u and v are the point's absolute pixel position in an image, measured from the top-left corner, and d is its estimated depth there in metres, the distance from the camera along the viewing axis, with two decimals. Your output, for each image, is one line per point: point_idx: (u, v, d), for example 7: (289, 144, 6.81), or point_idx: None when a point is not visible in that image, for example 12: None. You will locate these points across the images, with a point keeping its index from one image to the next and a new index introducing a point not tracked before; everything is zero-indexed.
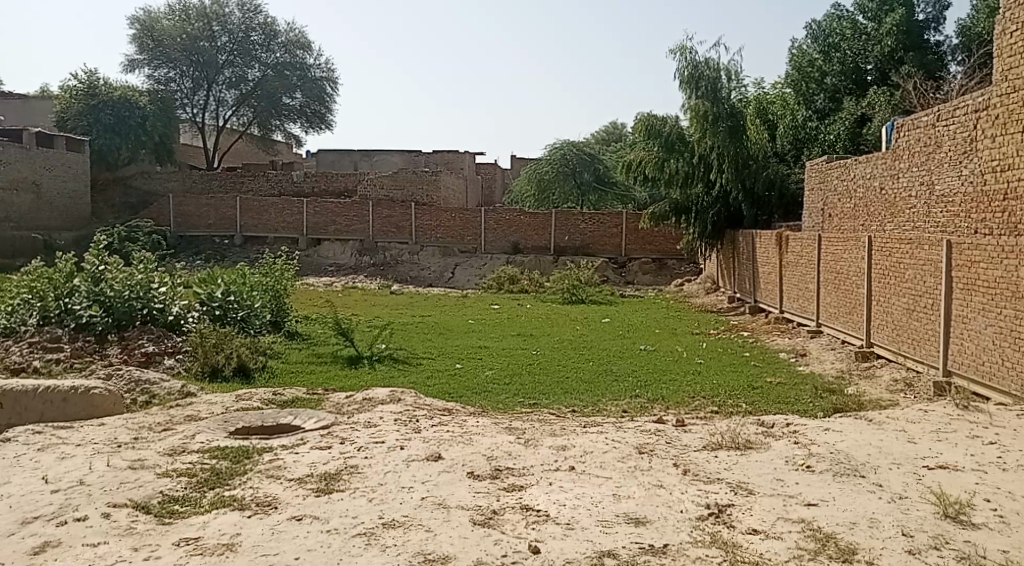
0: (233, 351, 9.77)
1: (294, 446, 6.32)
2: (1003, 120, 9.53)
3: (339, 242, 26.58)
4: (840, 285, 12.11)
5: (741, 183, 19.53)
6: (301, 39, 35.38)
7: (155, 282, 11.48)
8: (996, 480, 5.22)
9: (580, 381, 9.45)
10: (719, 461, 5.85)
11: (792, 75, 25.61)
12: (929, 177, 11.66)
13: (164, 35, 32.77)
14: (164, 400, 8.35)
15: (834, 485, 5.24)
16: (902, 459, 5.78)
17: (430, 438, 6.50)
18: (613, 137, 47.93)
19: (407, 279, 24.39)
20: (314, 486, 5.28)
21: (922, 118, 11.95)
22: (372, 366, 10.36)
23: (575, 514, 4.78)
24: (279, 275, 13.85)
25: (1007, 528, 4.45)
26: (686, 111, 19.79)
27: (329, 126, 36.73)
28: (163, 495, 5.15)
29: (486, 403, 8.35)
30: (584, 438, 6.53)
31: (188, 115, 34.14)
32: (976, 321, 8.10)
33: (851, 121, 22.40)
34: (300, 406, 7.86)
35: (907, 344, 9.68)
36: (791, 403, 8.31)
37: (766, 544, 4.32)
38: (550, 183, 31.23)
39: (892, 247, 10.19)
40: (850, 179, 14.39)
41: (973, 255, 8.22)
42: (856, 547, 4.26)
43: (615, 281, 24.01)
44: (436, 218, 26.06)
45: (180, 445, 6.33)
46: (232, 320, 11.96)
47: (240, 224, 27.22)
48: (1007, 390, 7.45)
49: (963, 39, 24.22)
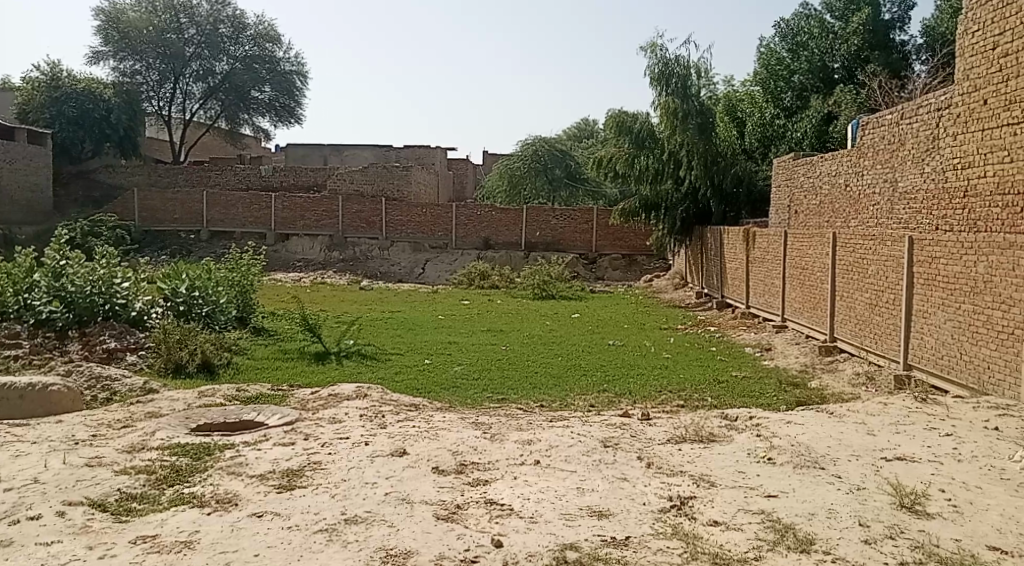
0: (197, 347, 9.65)
1: (256, 442, 6.24)
2: (964, 119, 9.69)
3: (308, 236, 26.32)
4: (804, 280, 12.29)
5: (710, 179, 19.67)
6: (270, 33, 34.92)
7: (118, 277, 11.23)
8: (951, 471, 5.32)
9: (549, 375, 9.48)
10: (682, 454, 5.89)
11: (760, 73, 25.78)
12: (892, 175, 11.86)
13: (130, 28, 32.01)
14: (124, 397, 8.19)
15: (794, 477, 5.30)
16: (861, 451, 5.87)
17: (395, 433, 6.46)
18: (585, 134, 47.84)
19: (376, 275, 24.29)
20: (275, 483, 5.22)
21: (886, 116, 12.16)
22: (339, 362, 10.27)
23: (539, 508, 4.78)
24: (246, 270, 13.65)
25: (960, 517, 4.55)
26: (657, 108, 19.84)
27: (297, 120, 36.50)
28: (121, 493, 5.05)
29: (455, 398, 8.33)
30: (550, 432, 6.54)
31: (154, 108, 33.37)
32: (936, 316, 8.26)
33: (817, 119, 22.60)
34: (265, 402, 7.77)
35: (869, 338, 9.85)
36: (756, 396, 8.40)
37: (726, 535, 4.37)
38: (523, 179, 31.27)
39: (856, 243, 10.34)
40: (816, 176, 14.61)
41: (933, 252, 8.40)
42: (814, 537, 4.31)
43: (585, 277, 24.25)
44: (406, 213, 25.87)
45: (140, 442, 6.22)
46: (196, 316, 11.80)
47: (207, 219, 26.76)
48: (965, 383, 7.65)
49: (927, 39, 24.57)
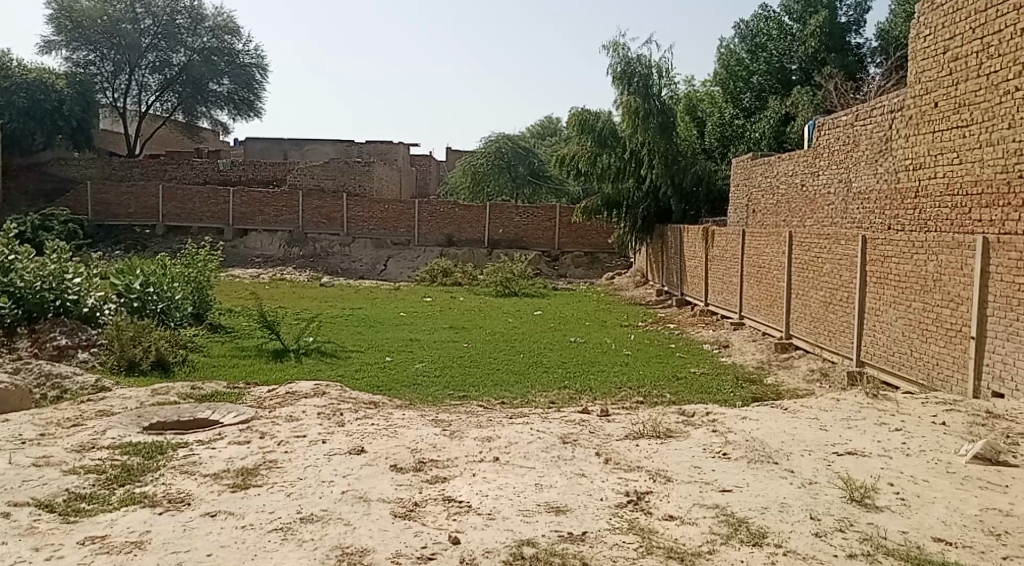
0: (151, 344, 9.45)
1: (211, 441, 6.14)
2: (915, 121, 9.93)
3: (268, 232, 25.97)
4: (762, 278, 12.49)
5: (670, 178, 19.87)
6: (229, 24, 34.37)
7: (69, 272, 10.94)
8: (899, 465, 5.46)
9: (510, 372, 9.50)
10: (639, 450, 5.94)
11: (720, 74, 26.13)
12: (847, 175, 12.11)
13: (82, 16, 30.99)
14: (75, 395, 8.00)
15: (748, 472, 5.39)
16: (813, 445, 5.99)
17: (353, 431, 6.41)
18: (549, 132, 47.99)
19: (337, 271, 24.06)
20: (229, 482, 5.14)
21: (841, 117, 12.40)
22: (298, 359, 10.15)
23: (497, 504, 4.79)
24: (202, 265, 13.40)
25: (907, 509, 4.66)
26: (619, 107, 19.97)
27: (256, 113, 36.03)
28: (69, 493, 4.93)
29: (415, 395, 8.29)
30: (509, 429, 6.55)
31: (109, 100, 32.56)
32: (888, 314, 8.46)
33: (775, 120, 22.93)
34: (221, 400, 7.66)
35: (823, 336, 10.06)
36: (713, 392, 8.52)
37: (681, 530, 4.42)
38: (485, 176, 31.19)
39: (812, 242, 10.54)
40: (773, 176, 14.85)
41: (885, 251, 8.60)
42: (767, 531, 4.39)
43: (548, 274, 24.36)
44: (368, 209, 25.66)
45: (90, 441, 6.08)
46: (151, 312, 11.55)
47: (162, 214, 26.20)
48: (915, 379, 7.87)
49: (882, 42, 25.12)
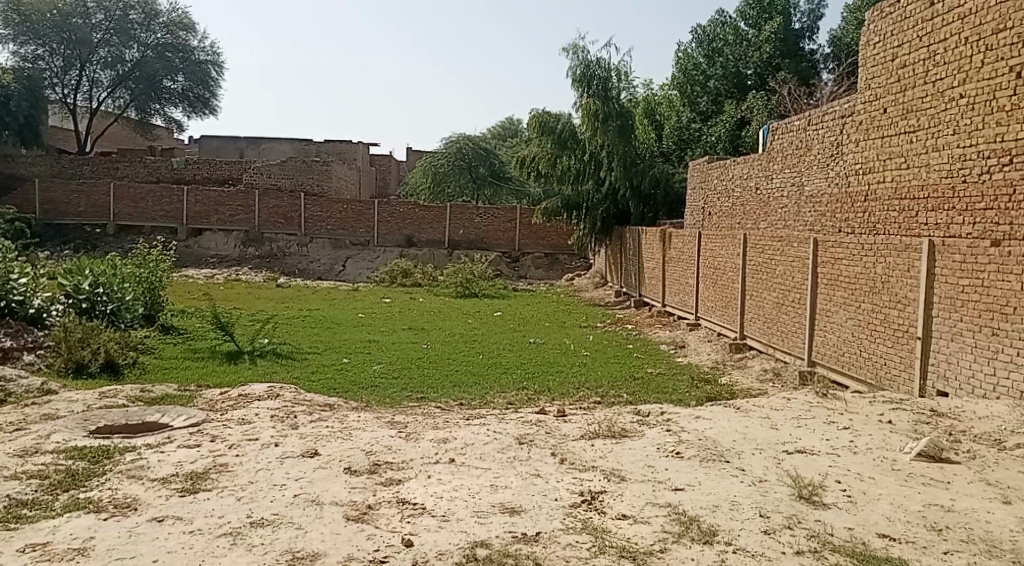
0: (100, 346, 9.21)
1: (159, 445, 6.01)
2: (865, 126, 10.17)
3: (223, 232, 25.54)
4: (717, 279, 12.67)
5: (629, 180, 20.10)
6: (184, 20, 33.75)
7: (14, 272, 10.59)
8: (846, 463, 5.60)
9: (468, 373, 9.49)
10: (594, 450, 5.98)
11: (678, 78, 26.53)
12: (799, 179, 12.36)
13: (31, 10, 29.98)
14: (19, 398, 7.75)
15: (700, 471, 5.47)
16: (765, 444, 6.09)
17: (307, 434, 6.34)
18: (509, 133, 48.07)
19: (295, 272, 23.77)
20: (178, 487, 5.04)
21: (795, 122, 12.64)
22: (253, 361, 10.00)
23: (451, 506, 4.78)
24: (154, 265, 13.10)
25: (854, 506, 4.78)
26: (578, 109, 20.06)
27: (211, 111, 35.50)
28: (10, 500, 4.78)
29: (372, 397, 8.22)
30: (465, 431, 6.54)
31: (58, 96, 31.71)
32: (838, 315, 8.66)
33: (731, 124, 23.29)
34: (171, 403, 7.50)
35: (776, 336, 10.25)
36: (669, 392, 8.63)
37: (634, 529, 4.47)
38: (445, 177, 31.10)
39: (765, 244, 10.73)
40: (728, 179, 15.08)
41: (836, 253, 8.80)
42: (717, 529, 4.46)
43: (508, 275, 24.40)
44: (326, 209, 25.39)
45: (33, 446, 5.90)
46: (100, 314, 11.26)
47: (113, 213, 25.55)
48: (863, 379, 8.08)
49: (834, 49, 25.74)
